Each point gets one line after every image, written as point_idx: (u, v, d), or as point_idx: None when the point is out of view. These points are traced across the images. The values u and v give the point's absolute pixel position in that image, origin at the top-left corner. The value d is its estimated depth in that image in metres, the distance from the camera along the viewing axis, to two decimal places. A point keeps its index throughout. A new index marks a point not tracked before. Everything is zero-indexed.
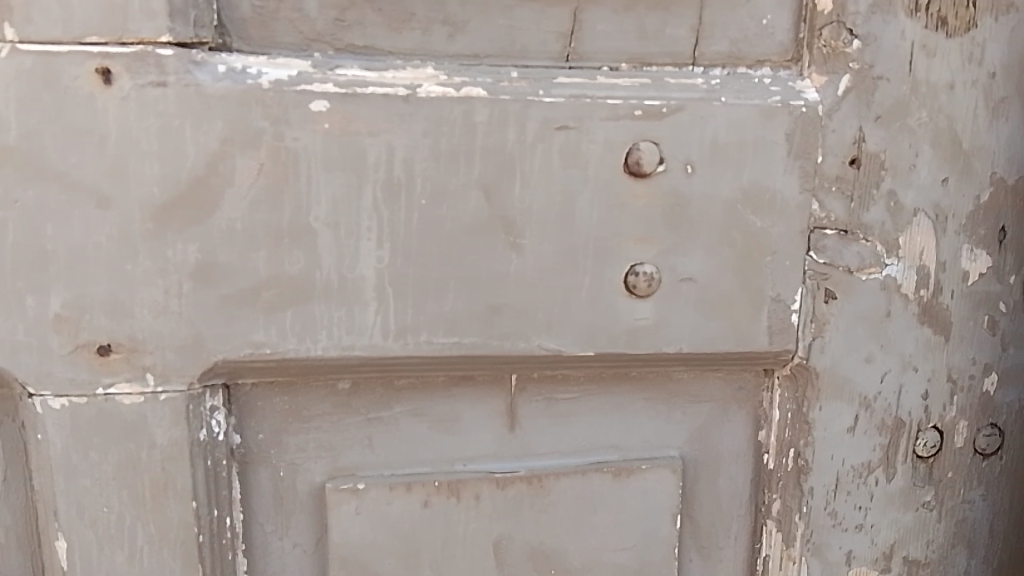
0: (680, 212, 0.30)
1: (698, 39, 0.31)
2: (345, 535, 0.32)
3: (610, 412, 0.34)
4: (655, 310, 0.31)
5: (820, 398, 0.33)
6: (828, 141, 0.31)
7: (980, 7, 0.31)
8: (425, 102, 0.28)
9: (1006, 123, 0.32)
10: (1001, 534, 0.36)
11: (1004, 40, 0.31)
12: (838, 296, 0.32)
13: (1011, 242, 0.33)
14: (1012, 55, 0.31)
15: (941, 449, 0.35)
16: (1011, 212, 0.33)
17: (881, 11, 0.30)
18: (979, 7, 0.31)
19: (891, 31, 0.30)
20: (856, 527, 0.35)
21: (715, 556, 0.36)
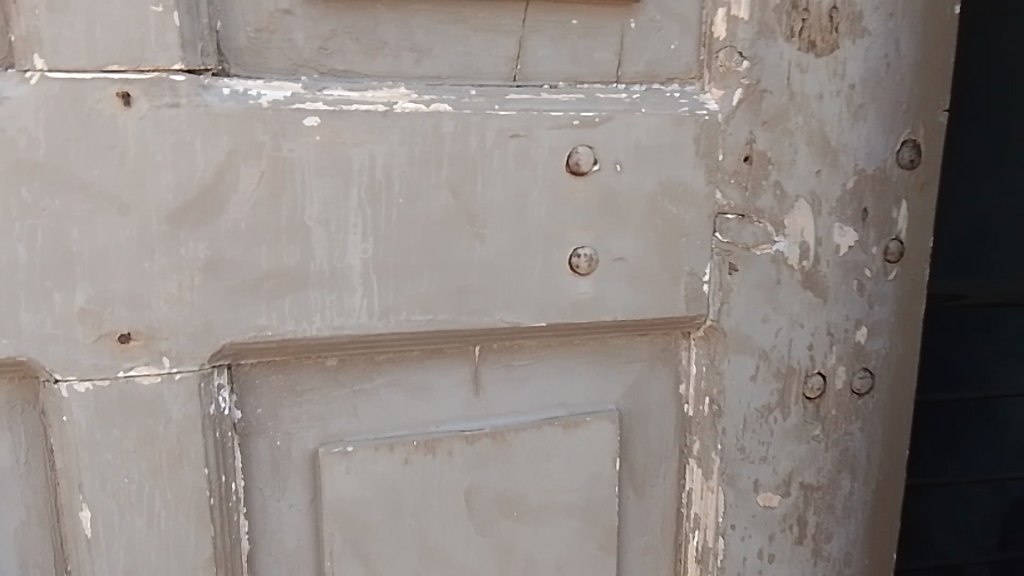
0: (612, 202, 0.37)
1: (620, 61, 0.37)
2: (336, 493, 0.37)
3: (557, 374, 0.39)
4: (594, 286, 0.38)
5: (728, 352, 0.40)
6: (727, 142, 0.38)
7: (841, 33, 0.39)
8: (401, 116, 0.34)
9: (864, 125, 0.40)
10: (877, 460, 0.44)
11: (860, 59, 0.39)
12: (739, 268, 0.39)
13: (873, 219, 0.41)
14: (866, 70, 0.39)
15: (825, 390, 0.42)
16: (871, 195, 0.41)
17: (762, 38, 0.38)
18: (839, 33, 0.39)
19: (772, 53, 0.38)
20: (761, 459, 0.42)
21: (648, 493, 0.42)
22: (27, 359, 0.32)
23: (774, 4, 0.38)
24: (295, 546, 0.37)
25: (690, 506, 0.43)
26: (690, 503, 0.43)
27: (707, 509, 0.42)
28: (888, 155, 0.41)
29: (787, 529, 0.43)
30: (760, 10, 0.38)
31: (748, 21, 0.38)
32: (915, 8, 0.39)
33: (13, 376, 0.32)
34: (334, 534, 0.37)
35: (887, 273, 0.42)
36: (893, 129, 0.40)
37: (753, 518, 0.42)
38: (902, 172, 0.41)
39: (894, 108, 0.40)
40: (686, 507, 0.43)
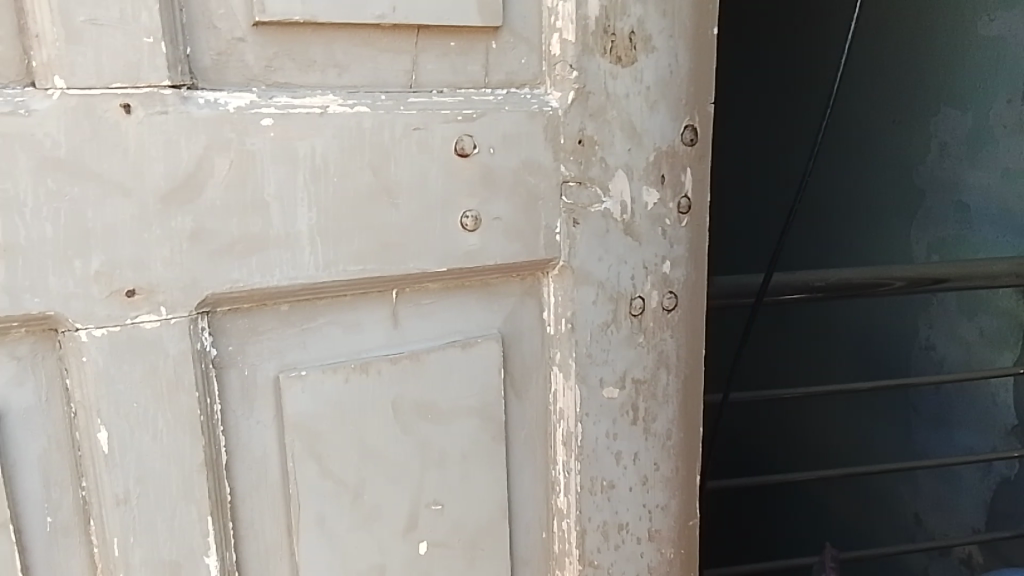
0: (489, 176, 0.50)
1: (486, 73, 0.51)
2: (293, 408, 0.47)
3: (453, 308, 0.52)
4: (479, 239, 0.51)
5: (576, 284, 0.55)
6: (566, 130, 0.53)
7: (638, 50, 0.55)
8: (331, 116, 0.45)
9: (658, 115, 0.56)
10: (684, 360, 0.61)
11: (651, 68, 0.55)
12: (580, 222, 0.54)
13: (669, 182, 0.57)
14: (657, 76, 0.55)
15: (645, 308, 0.58)
16: (666, 165, 0.57)
17: (586, 54, 0.53)
18: (637, 50, 0.55)
19: (592, 65, 0.53)
20: (603, 361, 0.57)
21: (525, 396, 0.56)
22: (53, 313, 0.40)
23: (590, 30, 0.53)
24: (261, 455, 0.47)
25: (556, 403, 0.57)
26: (556, 401, 0.57)
27: (568, 403, 0.57)
28: (675, 136, 0.57)
29: (625, 414, 0.58)
30: (582, 35, 0.53)
31: (575, 42, 0.53)
32: (687, 33, 0.56)
33: (37, 328, 0.41)
34: (295, 441, 0.48)
35: (681, 221, 0.58)
36: (678, 117, 0.57)
37: (600, 406, 0.57)
38: (686, 148, 0.58)
39: (677, 102, 0.57)
40: (553, 404, 0.57)
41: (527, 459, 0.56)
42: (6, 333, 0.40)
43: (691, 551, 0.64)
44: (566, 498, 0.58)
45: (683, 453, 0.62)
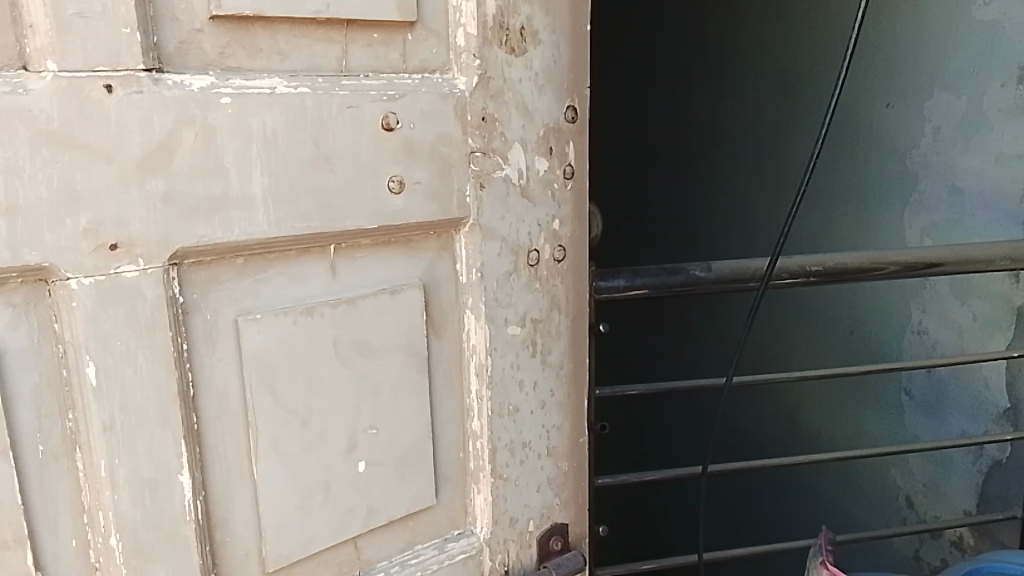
0: (409, 147, 0.60)
1: (404, 61, 0.60)
2: (252, 346, 0.55)
3: (382, 260, 0.62)
4: (403, 201, 0.60)
5: (483, 239, 0.66)
6: (472, 109, 0.63)
7: (527, 43, 0.66)
8: (277, 95, 0.53)
9: (545, 97, 0.67)
10: (571, 302, 0.73)
11: (538, 58, 0.66)
12: (484, 186, 0.65)
13: (555, 153, 0.69)
14: (542, 64, 0.67)
15: (539, 259, 0.70)
16: (552, 139, 0.68)
17: (485, 46, 0.63)
18: (527, 43, 0.66)
19: (491, 54, 0.64)
20: (507, 304, 0.68)
21: (444, 335, 0.66)
22: (48, 264, 0.46)
23: (488, 26, 0.63)
24: (224, 389, 0.55)
25: (469, 341, 0.67)
26: (469, 339, 0.67)
27: (479, 340, 0.67)
28: (559, 115, 0.69)
29: (525, 348, 0.70)
30: (482, 29, 0.63)
31: (476, 36, 0.63)
32: (566, 29, 0.68)
33: (30, 279, 0.47)
34: (254, 375, 0.56)
35: (566, 185, 0.70)
36: (561, 99, 0.69)
37: (506, 342, 0.69)
38: (568, 125, 0.69)
39: (560, 86, 0.68)
40: (467, 342, 0.67)
41: (445, 388, 0.67)
42: (3, 283, 0.46)
43: (581, 463, 0.77)
44: (479, 422, 0.69)
45: (573, 381, 0.74)
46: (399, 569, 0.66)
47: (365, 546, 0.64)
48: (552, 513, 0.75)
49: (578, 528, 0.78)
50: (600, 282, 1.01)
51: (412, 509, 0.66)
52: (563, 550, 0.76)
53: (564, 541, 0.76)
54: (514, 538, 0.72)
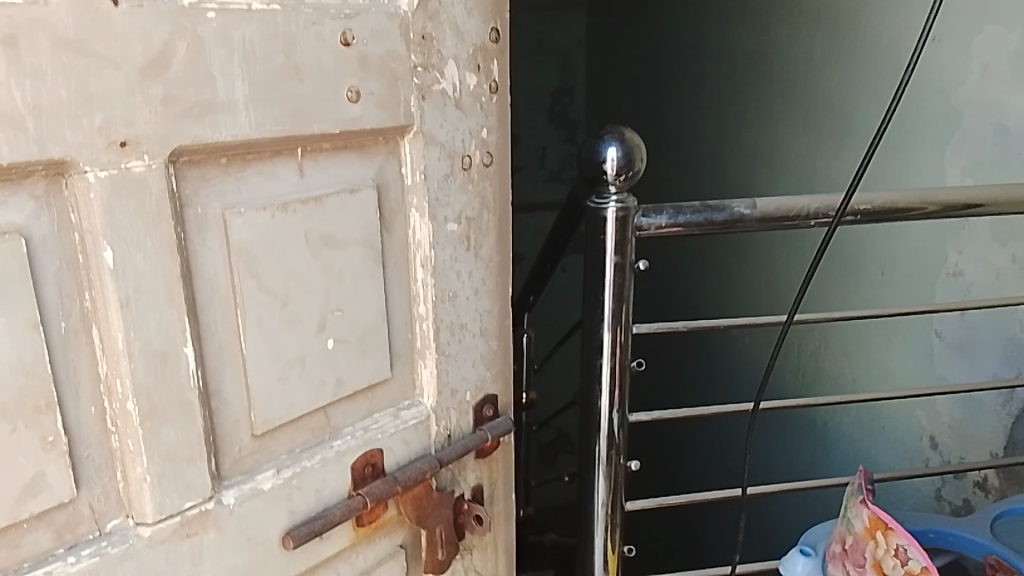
0: (363, 60, 0.68)
1: None
2: (238, 237, 0.63)
3: (340, 161, 0.70)
4: (360, 109, 0.69)
5: (424, 144, 0.75)
6: (414, 28, 0.71)
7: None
8: (254, 11, 0.60)
9: (474, 18, 0.76)
10: (497, 202, 0.84)
11: None
12: (425, 98, 0.74)
13: (482, 70, 0.79)
14: None
15: (471, 164, 0.80)
16: (479, 55, 0.78)
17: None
18: None
19: None
20: (445, 204, 0.79)
21: (394, 231, 0.76)
22: (70, 159, 0.52)
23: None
24: (214, 274, 0.63)
25: (415, 237, 0.77)
26: (415, 235, 0.77)
27: (424, 237, 0.78)
28: (485, 34, 0.78)
29: (461, 242, 0.81)
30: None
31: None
32: None
33: (51, 172, 0.52)
34: (239, 261, 0.64)
35: (492, 99, 0.81)
36: (487, 20, 0.78)
37: (444, 237, 0.79)
38: (492, 45, 0.79)
39: (485, 7, 0.77)
40: (413, 238, 0.77)
41: (396, 278, 0.77)
42: (29, 176, 0.52)
43: (507, 343, 0.90)
44: (424, 306, 0.80)
45: (499, 272, 0.86)
46: (362, 433, 0.76)
47: (333, 414, 0.74)
48: (484, 385, 0.88)
49: (505, 398, 0.92)
50: (642, 217, 0.98)
51: (371, 381, 0.76)
52: (494, 416, 0.90)
53: (495, 408, 0.90)
54: (455, 406, 0.85)
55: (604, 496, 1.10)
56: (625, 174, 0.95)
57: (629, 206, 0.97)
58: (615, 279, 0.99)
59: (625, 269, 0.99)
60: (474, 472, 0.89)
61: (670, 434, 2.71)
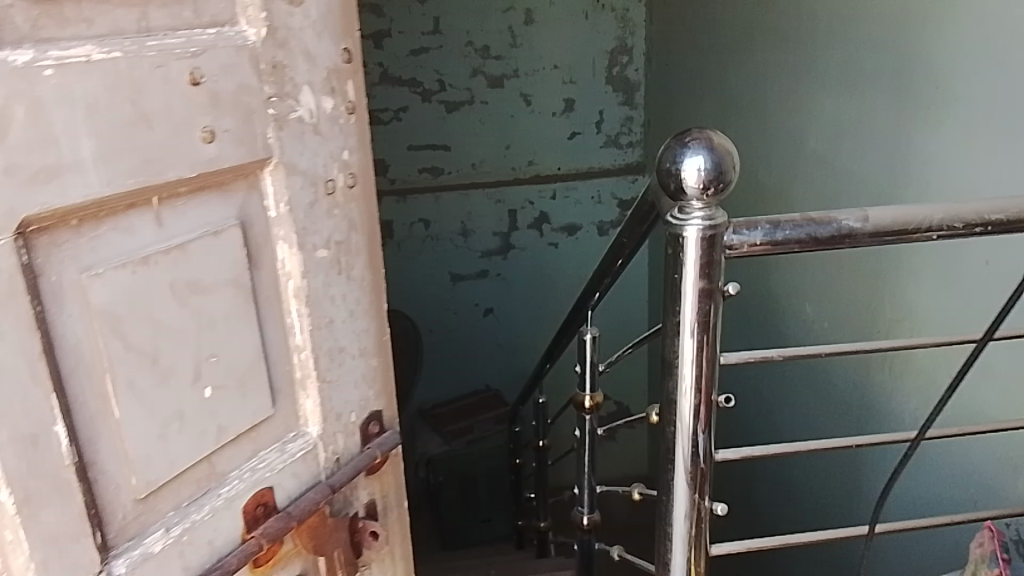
0: (216, 99, 0.65)
1: (198, 15, 0.64)
2: (100, 300, 0.60)
3: (200, 205, 0.67)
4: (216, 149, 0.66)
5: (285, 174, 0.73)
6: (264, 57, 0.69)
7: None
8: (95, 62, 0.56)
9: (324, 40, 0.74)
10: (364, 221, 0.83)
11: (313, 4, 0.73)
12: (283, 129, 0.71)
13: (338, 91, 0.77)
14: (318, 10, 0.73)
15: (334, 188, 0.79)
16: (333, 77, 0.76)
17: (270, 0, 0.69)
18: None
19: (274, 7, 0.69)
20: (313, 232, 0.77)
21: (263, 267, 0.74)
22: None
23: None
24: (78, 343, 0.59)
25: (284, 270, 0.76)
26: (284, 269, 0.76)
27: (294, 270, 0.76)
28: (337, 55, 0.76)
29: (332, 267, 0.80)
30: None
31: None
32: None
33: None
34: (103, 326, 0.60)
35: (350, 120, 0.79)
36: (338, 40, 0.76)
37: (315, 265, 0.78)
38: (345, 65, 0.77)
39: (334, 27, 0.75)
40: (282, 272, 0.76)
41: (270, 313, 0.75)
42: None
43: (386, 357, 0.90)
44: (302, 337, 0.78)
45: (373, 289, 0.86)
46: (251, 474, 0.75)
47: (218, 461, 0.72)
48: (368, 403, 0.88)
49: (390, 412, 0.92)
50: (732, 234, 0.88)
51: (254, 421, 0.75)
52: (381, 431, 0.90)
53: (381, 424, 0.90)
54: (341, 429, 0.85)
55: (685, 528, 1.01)
56: (715, 187, 0.84)
57: (717, 224, 0.87)
58: (701, 307, 0.90)
59: (714, 296, 0.90)
60: (365, 490, 0.89)
61: (751, 466, 2.64)
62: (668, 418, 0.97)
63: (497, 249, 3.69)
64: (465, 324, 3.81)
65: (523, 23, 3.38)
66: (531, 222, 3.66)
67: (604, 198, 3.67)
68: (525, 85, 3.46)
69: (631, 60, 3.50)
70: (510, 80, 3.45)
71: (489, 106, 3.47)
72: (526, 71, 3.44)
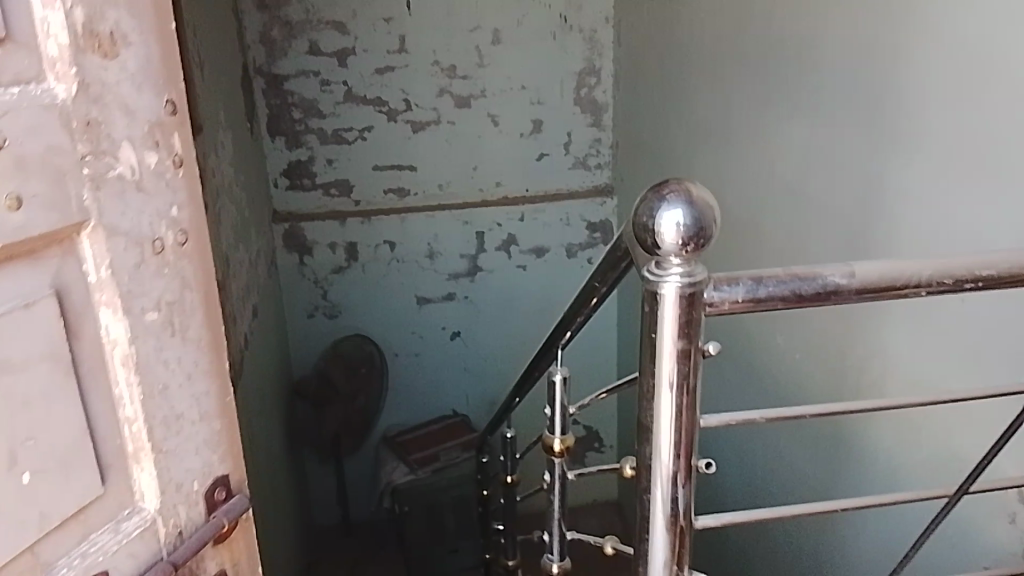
0: (20, 162, 0.60)
1: None
2: None
3: (8, 277, 0.62)
4: (23, 216, 0.61)
5: (107, 237, 0.68)
6: (76, 115, 0.64)
7: (118, 46, 0.68)
8: None
9: (144, 93, 0.70)
10: (198, 278, 0.80)
11: (131, 55, 0.69)
12: (102, 189, 0.67)
13: (163, 146, 0.73)
14: (137, 63, 0.70)
15: (164, 247, 0.74)
16: (156, 131, 0.72)
17: (80, 54, 0.64)
18: (117, 47, 0.67)
19: (85, 61, 0.65)
20: (142, 294, 0.73)
21: (84, 336, 0.69)
22: None
23: (79, 34, 0.64)
24: None
25: (108, 338, 0.71)
26: (108, 336, 0.71)
27: (120, 336, 0.72)
28: (159, 108, 0.72)
29: (163, 330, 0.76)
30: (73, 37, 0.64)
31: (69, 46, 0.63)
32: (153, 29, 0.71)
33: None
34: None
35: (178, 174, 0.75)
36: (160, 93, 0.72)
37: (146, 328, 0.74)
38: (169, 118, 0.74)
39: (154, 78, 0.71)
40: (105, 339, 0.71)
41: (93, 384, 0.70)
42: None
43: (230, 419, 0.86)
44: (131, 407, 0.74)
45: (212, 348, 0.83)
46: (79, 560, 0.70)
47: (42, 550, 0.67)
48: (212, 469, 0.84)
49: (237, 475, 0.88)
50: (713, 291, 0.88)
51: (81, 502, 0.70)
52: (228, 497, 0.86)
53: (227, 490, 0.86)
54: (183, 500, 0.81)
55: None
56: (695, 243, 0.85)
57: (697, 282, 0.87)
58: (680, 367, 0.91)
59: (692, 356, 0.91)
60: (213, 561, 0.86)
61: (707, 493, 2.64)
62: (646, 477, 0.99)
63: (464, 271, 3.71)
64: (433, 347, 3.82)
65: (490, 43, 3.43)
66: (499, 245, 3.69)
67: (573, 220, 3.71)
68: (491, 106, 3.51)
69: (598, 81, 3.56)
70: (477, 101, 3.50)
71: (456, 127, 3.52)
72: (493, 90, 3.49)
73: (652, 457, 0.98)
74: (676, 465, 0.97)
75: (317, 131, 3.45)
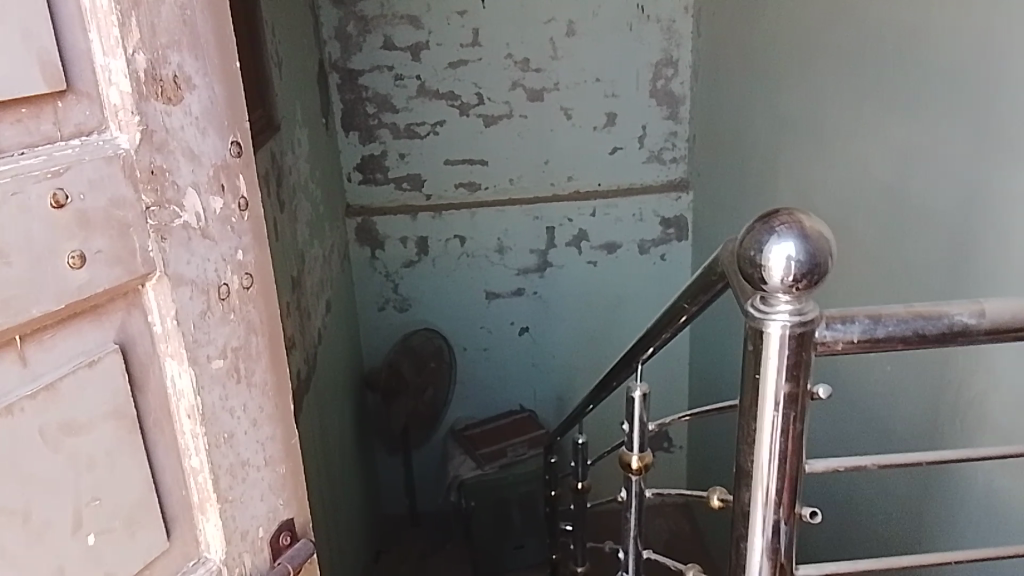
0: (83, 218, 0.58)
1: (58, 124, 0.57)
2: None
3: (73, 335, 0.60)
4: (86, 274, 0.58)
5: (172, 287, 0.66)
6: (140, 165, 0.61)
7: (182, 90, 0.65)
8: None
9: (208, 137, 0.68)
10: (262, 320, 0.77)
11: (194, 100, 0.66)
12: (167, 239, 0.64)
13: (227, 189, 0.70)
14: (200, 106, 0.67)
15: (228, 293, 0.72)
16: (220, 175, 0.69)
17: (142, 101, 0.61)
18: (181, 90, 0.65)
19: (149, 108, 0.62)
20: (207, 343, 0.70)
21: (150, 389, 0.66)
22: None
23: (142, 80, 0.61)
24: None
25: (172, 390, 0.68)
26: (172, 388, 0.68)
27: (185, 388, 0.69)
28: (223, 151, 0.70)
29: (228, 377, 0.73)
30: (136, 84, 0.61)
31: (132, 93, 0.61)
32: (217, 69, 0.69)
33: None
34: None
35: (243, 217, 0.73)
36: (224, 136, 0.70)
37: (211, 377, 0.71)
38: (235, 159, 0.71)
39: (216, 121, 0.69)
40: (169, 392, 0.68)
41: (160, 438, 0.68)
42: None
43: (295, 461, 0.84)
44: (197, 459, 0.71)
45: (277, 391, 0.80)
46: None
47: None
48: (277, 513, 0.82)
49: (301, 518, 0.86)
50: (826, 330, 0.78)
51: (148, 559, 0.68)
52: (293, 542, 0.84)
53: (292, 534, 0.84)
54: (248, 548, 0.78)
55: None
56: (809, 280, 0.74)
57: (807, 320, 0.77)
58: (786, 412, 0.80)
59: (800, 401, 0.80)
60: None
61: None
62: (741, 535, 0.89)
63: (534, 266, 3.65)
64: (501, 341, 3.79)
65: (564, 35, 3.35)
66: (570, 240, 3.61)
67: (647, 216, 3.60)
68: (564, 98, 3.44)
69: (676, 73, 3.44)
70: (550, 94, 3.43)
71: (529, 120, 3.46)
72: (566, 83, 3.42)
73: (746, 512, 0.88)
74: (777, 521, 0.86)
75: (389, 126, 3.44)
